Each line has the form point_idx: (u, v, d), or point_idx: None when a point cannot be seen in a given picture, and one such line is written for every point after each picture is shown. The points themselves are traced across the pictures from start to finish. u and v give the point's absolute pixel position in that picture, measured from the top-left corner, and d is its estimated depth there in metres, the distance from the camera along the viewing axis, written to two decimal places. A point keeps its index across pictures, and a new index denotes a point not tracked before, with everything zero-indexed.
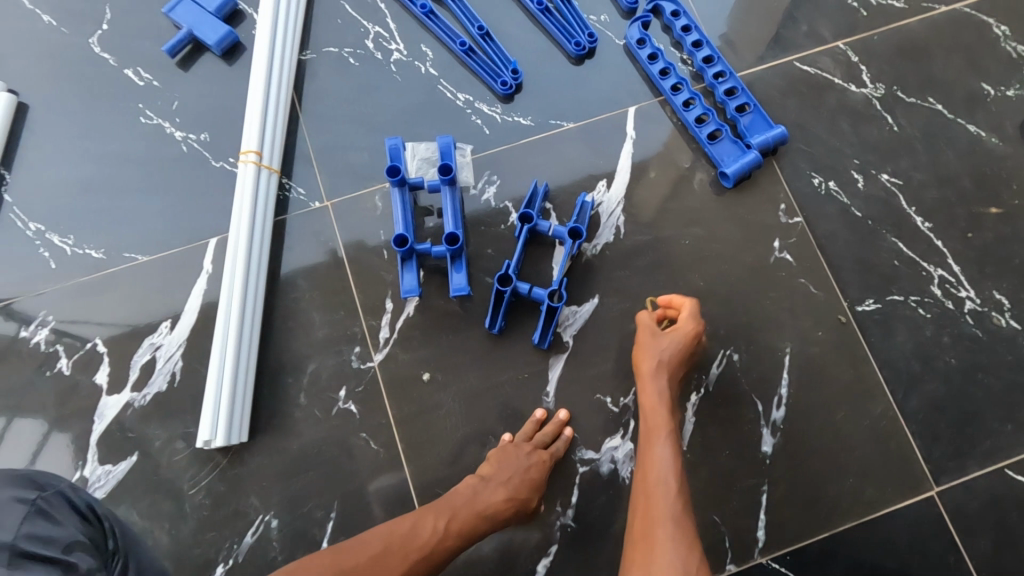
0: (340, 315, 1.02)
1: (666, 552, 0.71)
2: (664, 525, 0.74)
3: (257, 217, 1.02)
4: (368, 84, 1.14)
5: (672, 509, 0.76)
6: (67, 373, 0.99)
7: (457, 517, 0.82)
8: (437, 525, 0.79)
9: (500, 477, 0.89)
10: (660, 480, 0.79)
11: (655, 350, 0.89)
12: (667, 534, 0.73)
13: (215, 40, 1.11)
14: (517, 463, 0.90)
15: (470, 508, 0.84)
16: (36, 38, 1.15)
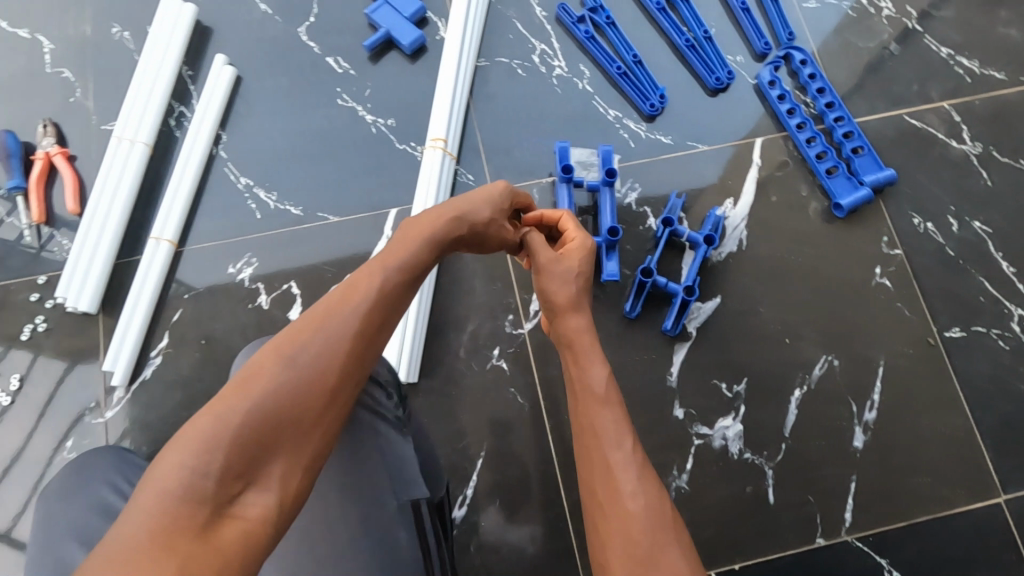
0: (498, 286, 1.19)
1: (620, 445, 0.67)
2: (605, 411, 0.70)
3: (439, 194, 1.20)
4: (533, 93, 1.31)
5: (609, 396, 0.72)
6: (266, 307, 1.17)
7: (421, 233, 0.74)
8: (435, 220, 0.76)
9: (427, 222, 0.76)
10: (597, 364, 0.75)
11: (563, 270, 0.85)
12: (614, 418, 0.69)
13: (409, 42, 1.30)
14: (497, 194, 0.84)
15: (425, 228, 0.75)
16: (253, 22, 1.34)
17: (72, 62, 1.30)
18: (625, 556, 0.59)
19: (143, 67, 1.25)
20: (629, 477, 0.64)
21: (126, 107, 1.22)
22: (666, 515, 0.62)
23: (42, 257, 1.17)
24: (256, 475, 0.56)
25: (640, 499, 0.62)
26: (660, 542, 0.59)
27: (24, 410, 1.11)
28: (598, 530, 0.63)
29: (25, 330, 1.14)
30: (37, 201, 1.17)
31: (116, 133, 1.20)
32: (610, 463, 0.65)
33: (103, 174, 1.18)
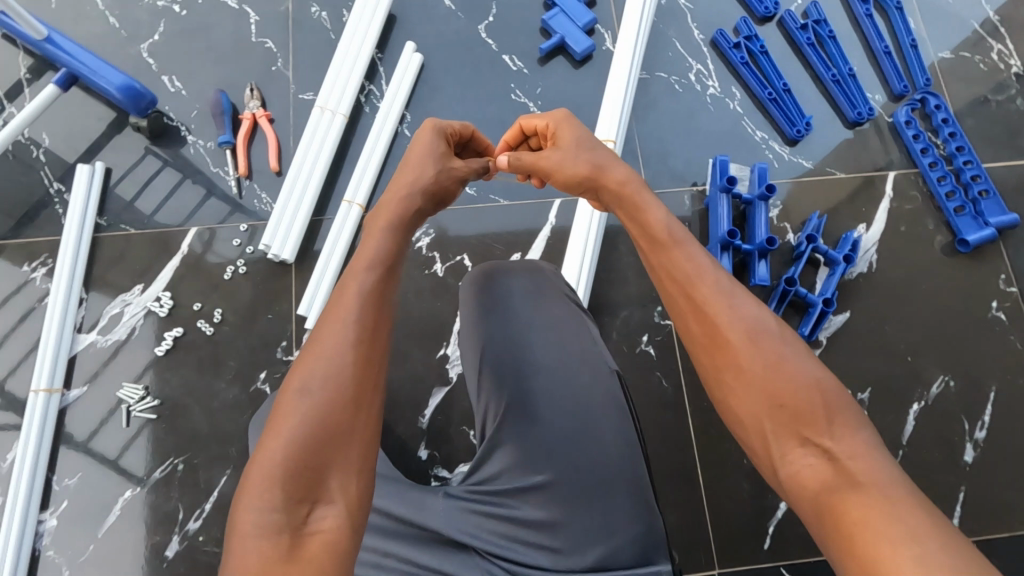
0: (650, 279, 1.30)
1: (712, 285, 0.72)
2: (689, 255, 0.75)
3: None
4: (687, 108, 1.44)
5: (689, 243, 0.76)
6: (441, 275, 1.29)
7: (384, 217, 0.78)
8: (403, 201, 0.80)
9: (388, 206, 0.79)
10: (664, 222, 0.79)
11: (568, 152, 0.90)
12: (698, 262, 0.75)
13: (581, 49, 1.43)
14: (432, 144, 0.87)
15: (376, 223, 0.77)
16: (437, 15, 1.46)
17: (274, 33, 1.42)
18: (743, 379, 0.67)
19: (344, 46, 1.37)
20: (727, 316, 0.70)
21: (328, 80, 1.34)
22: (776, 337, 0.68)
23: (245, 207, 1.30)
24: (319, 493, 0.60)
25: (742, 329, 0.68)
26: (773, 361, 0.66)
27: (223, 343, 1.21)
28: (709, 364, 0.70)
29: (227, 270, 1.25)
30: (243, 157, 1.30)
31: (319, 102, 1.32)
32: (705, 303, 0.71)
33: (307, 138, 1.29)
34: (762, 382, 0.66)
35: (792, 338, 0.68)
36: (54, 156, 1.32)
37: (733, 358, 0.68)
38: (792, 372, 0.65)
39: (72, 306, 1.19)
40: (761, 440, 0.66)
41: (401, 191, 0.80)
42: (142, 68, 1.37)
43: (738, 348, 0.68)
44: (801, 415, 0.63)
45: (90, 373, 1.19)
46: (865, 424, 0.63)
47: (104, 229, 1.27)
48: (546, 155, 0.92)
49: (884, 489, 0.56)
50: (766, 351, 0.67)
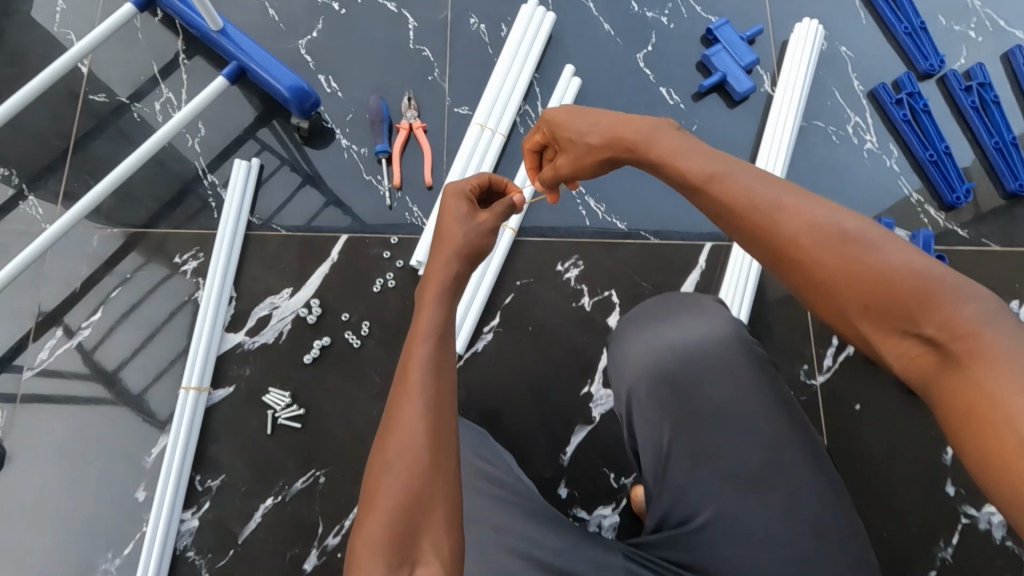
0: (797, 336, 1.28)
1: (771, 207, 0.67)
2: (731, 185, 0.70)
3: None
4: (845, 161, 1.40)
5: (735, 174, 0.70)
6: (588, 309, 1.27)
7: (434, 282, 0.76)
8: (445, 268, 0.79)
9: (436, 274, 0.78)
10: (709, 161, 0.73)
11: (579, 133, 0.87)
12: (747, 187, 0.69)
13: (741, 90, 1.39)
14: (458, 206, 0.85)
15: (432, 289, 0.76)
16: (596, 38, 1.44)
17: (432, 42, 1.40)
18: (828, 287, 0.64)
19: (506, 63, 1.34)
20: (795, 231, 0.65)
21: (488, 96, 1.31)
22: (851, 230, 0.63)
23: (396, 219, 1.28)
24: (417, 552, 0.58)
25: (814, 234, 0.64)
26: (852, 261, 0.62)
27: (369, 357, 1.20)
28: (792, 281, 0.67)
29: (375, 282, 1.24)
30: (398, 169, 1.28)
31: (479, 118, 1.29)
32: (773, 228, 0.66)
33: (466, 154, 1.27)
34: (846, 287, 0.62)
35: (854, 222, 0.63)
36: (207, 146, 1.31)
37: (832, 276, 0.63)
38: (872, 262, 0.61)
39: (223, 304, 1.18)
40: (860, 340, 0.64)
41: (444, 258, 0.79)
42: (300, 65, 1.36)
43: (841, 259, 0.62)
44: (892, 308, 0.60)
45: (237, 374, 1.17)
46: (976, 294, 0.56)
47: (255, 227, 1.26)
48: (569, 137, 0.88)
49: (999, 359, 0.53)
50: (837, 250, 0.63)
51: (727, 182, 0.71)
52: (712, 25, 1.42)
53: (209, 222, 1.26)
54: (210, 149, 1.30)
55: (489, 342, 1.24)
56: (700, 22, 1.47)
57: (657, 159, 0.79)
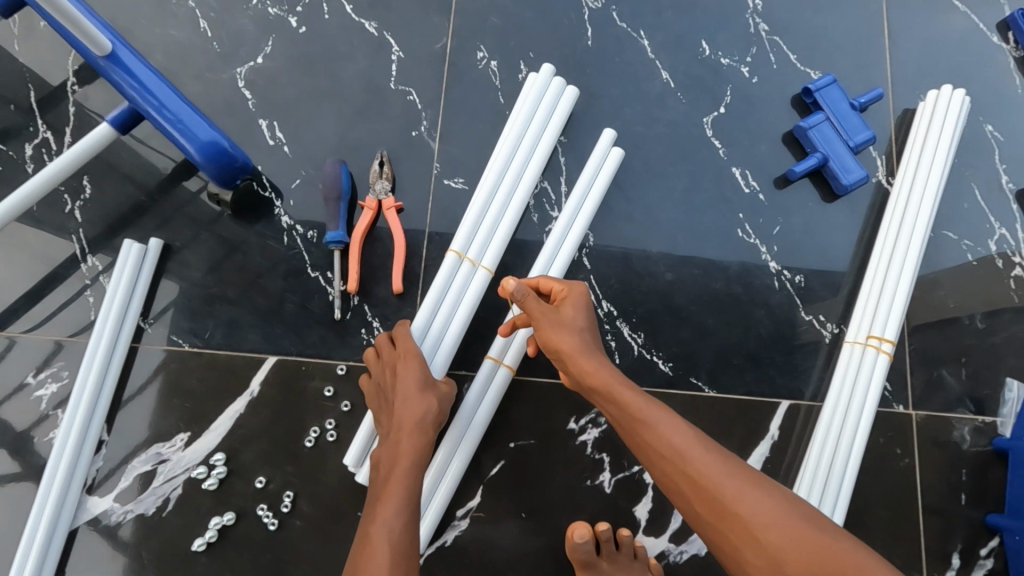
0: (902, 551, 0.90)
1: (694, 452, 0.61)
2: (652, 424, 0.64)
3: (863, 415, 0.86)
4: (984, 292, 1.01)
5: (652, 409, 0.65)
6: (607, 491, 0.89)
7: (404, 454, 0.71)
8: (405, 467, 0.70)
9: (406, 444, 0.72)
10: (628, 389, 0.67)
11: (566, 322, 0.73)
12: (666, 426, 0.63)
13: (848, 180, 0.98)
14: (418, 371, 0.77)
15: (401, 463, 0.70)
16: (648, 93, 1.05)
17: (422, 82, 1.02)
18: (762, 552, 0.54)
19: (502, 162, 0.90)
20: (722, 481, 0.58)
21: (468, 220, 0.87)
22: (772, 492, 0.57)
23: (347, 339, 0.91)
24: None
25: (739, 485, 0.58)
26: (786, 520, 0.55)
27: (288, 546, 0.84)
28: (720, 542, 0.57)
29: (308, 435, 0.87)
30: (354, 268, 0.90)
31: (453, 249, 0.86)
32: (696, 478, 0.59)
33: (428, 308, 0.84)
34: (787, 554, 0.53)
35: (767, 482, 0.58)
36: (93, 214, 0.95)
37: (745, 524, 0.55)
38: (793, 522, 0.54)
39: (84, 456, 0.83)
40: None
41: (410, 430, 0.73)
42: (235, 104, 0.99)
43: (751, 509, 0.56)
44: None
45: (97, 562, 0.82)
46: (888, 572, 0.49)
47: (145, 337, 0.90)
48: (561, 319, 0.73)
49: None
50: (763, 508, 0.56)
51: (636, 405, 0.65)
52: (813, 84, 1.02)
53: (86, 325, 0.91)
54: (97, 220, 0.95)
55: (463, 532, 0.87)
56: (793, 78, 1.07)
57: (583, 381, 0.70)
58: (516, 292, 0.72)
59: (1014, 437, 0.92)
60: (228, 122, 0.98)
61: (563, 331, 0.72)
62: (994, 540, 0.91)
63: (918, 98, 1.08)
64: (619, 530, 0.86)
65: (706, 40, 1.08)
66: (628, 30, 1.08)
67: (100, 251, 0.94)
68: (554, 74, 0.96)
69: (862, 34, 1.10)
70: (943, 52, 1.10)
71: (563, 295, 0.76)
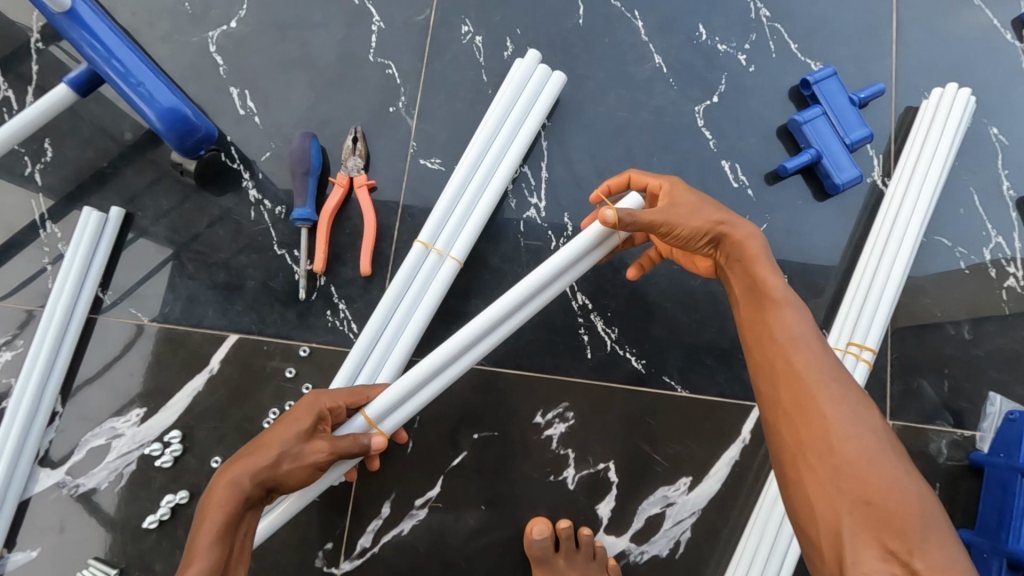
0: None
1: (809, 349, 0.60)
2: (783, 309, 0.63)
3: None
4: (972, 301, 0.97)
5: (791, 301, 0.63)
6: (570, 487, 0.88)
7: (217, 506, 0.59)
8: (211, 522, 0.59)
9: (228, 489, 0.60)
10: (770, 271, 0.66)
11: (706, 198, 0.71)
12: (796, 318, 0.62)
13: (841, 179, 0.94)
14: (296, 421, 0.65)
15: (207, 523, 0.58)
16: (637, 77, 1.01)
17: (402, 54, 0.97)
18: (826, 456, 0.54)
19: (477, 152, 0.86)
20: (824, 383, 0.57)
21: (437, 210, 0.83)
22: (869, 415, 0.56)
23: (311, 321, 0.88)
24: None
25: (841, 400, 0.56)
26: (868, 443, 0.54)
27: None
28: (786, 432, 0.57)
29: (267, 416, 0.86)
30: (320, 248, 0.87)
31: (419, 240, 0.82)
32: (798, 372, 0.58)
33: (387, 305, 0.81)
34: (855, 470, 0.53)
35: (871, 403, 0.57)
36: (54, 179, 0.92)
37: (827, 425, 0.55)
38: (876, 452, 0.53)
39: (36, 427, 0.81)
40: (831, 541, 0.52)
41: (244, 479, 0.61)
42: (206, 70, 0.95)
43: (837, 417, 0.55)
44: (891, 521, 0.50)
45: (47, 534, 0.81)
46: (941, 531, 0.50)
47: (104, 308, 0.88)
48: (690, 206, 0.70)
49: None
50: (855, 425, 0.55)
51: (771, 288, 0.64)
52: (812, 76, 0.97)
53: (44, 294, 0.89)
54: (57, 186, 0.92)
55: (422, 521, 0.86)
56: (791, 68, 1.02)
57: (733, 253, 0.69)
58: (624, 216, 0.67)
59: (991, 452, 0.89)
60: (197, 89, 0.95)
61: (699, 218, 0.69)
62: None
63: (921, 95, 1.03)
64: (579, 529, 0.85)
65: (702, 24, 1.03)
66: (621, 9, 1.03)
67: (60, 218, 0.91)
68: (539, 61, 0.91)
69: (867, 24, 1.05)
70: (951, 47, 1.05)
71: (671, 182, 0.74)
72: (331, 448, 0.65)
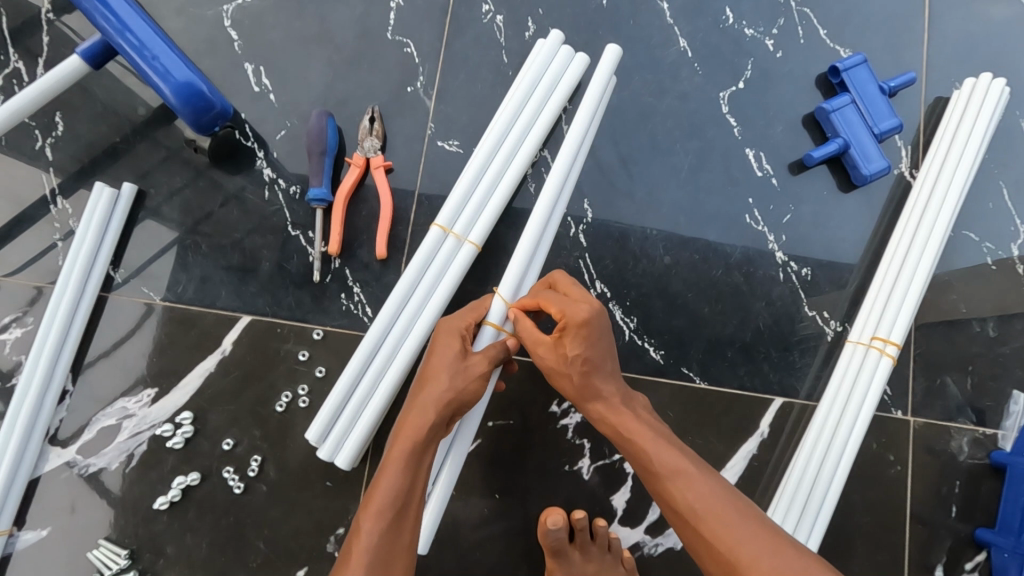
0: (887, 557, 0.88)
1: (716, 512, 0.58)
2: (671, 477, 0.62)
3: (857, 417, 0.82)
4: (999, 298, 0.95)
5: (673, 464, 0.62)
6: (585, 477, 0.87)
7: (400, 439, 0.64)
8: (399, 453, 0.63)
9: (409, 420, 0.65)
10: (644, 436, 0.65)
11: (570, 360, 0.67)
12: (684, 483, 0.61)
13: (869, 170, 0.92)
14: (449, 348, 0.68)
15: (395, 453, 0.63)
16: (662, 61, 0.98)
17: (421, 33, 0.95)
18: None
19: (496, 132, 0.84)
20: (737, 548, 0.56)
21: (456, 192, 0.81)
22: (797, 565, 0.53)
23: (325, 304, 0.87)
24: None
25: (760, 566, 0.54)
26: None
27: (253, 511, 0.82)
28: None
29: (280, 399, 0.85)
30: (335, 230, 0.85)
31: (437, 224, 0.81)
32: (714, 548, 0.57)
33: (405, 286, 0.79)
34: None
35: (784, 547, 0.55)
36: (65, 154, 0.90)
37: None
38: None
39: (46, 405, 0.80)
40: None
41: (419, 407, 0.65)
42: (220, 45, 0.93)
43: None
44: None
45: (58, 512, 0.81)
46: None
47: (115, 286, 0.87)
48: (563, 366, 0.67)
49: None
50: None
51: (647, 459, 0.63)
52: (841, 63, 0.94)
53: (55, 271, 0.88)
54: (68, 161, 0.90)
55: None
56: (819, 55, 1.00)
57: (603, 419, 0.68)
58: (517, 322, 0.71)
59: (1013, 452, 0.88)
60: (211, 64, 0.93)
61: (560, 375, 0.68)
62: (981, 554, 0.89)
63: (953, 85, 1.00)
64: (594, 519, 0.84)
65: (730, 7, 1.00)
66: None
67: (71, 194, 0.89)
68: (562, 41, 0.89)
69: (899, 10, 1.02)
70: (986, 36, 1.02)
71: (568, 327, 0.66)
72: (489, 360, 0.69)
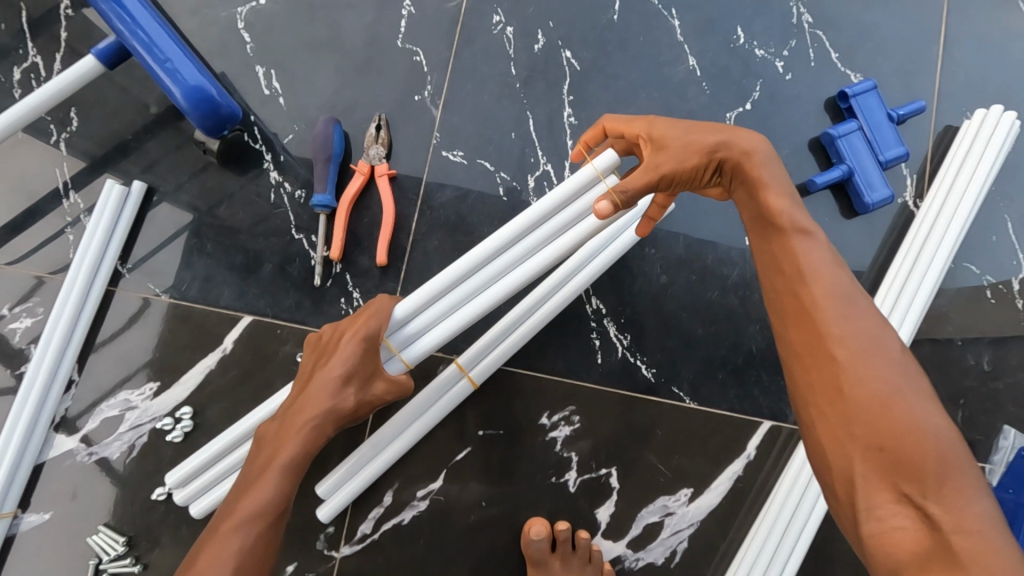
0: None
1: (828, 281, 0.56)
2: (795, 244, 0.58)
3: None
4: (996, 332, 0.95)
5: (799, 230, 0.59)
6: (571, 489, 0.88)
7: (286, 452, 0.61)
8: (272, 479, 0.60)
9: (293, 435, 0.62)
10: (781, 200, 0.60)
11: (687, 128, 0.63)
12: (807, 254, 0.58)
13: (872, 198, 0.92)
14: (341, 364, 0.62)
15: (274, 464, 0.61)
16: (669, 79, 0.98)
17: (430, 42, 0.96)
18: (839, 401, 0.52)
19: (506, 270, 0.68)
20: (832, 318, 0.54)
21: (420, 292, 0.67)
22: (889, 352, 0.52)
23: (324, 308, 0.89)
24: None
25: (853, 334, 0.53)
26: (884, 390, 0.50)
27: None
28: (800, 377, 0.55)
29: None
30: (337, 236, 0.87)
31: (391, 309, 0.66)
32: (810, 309, 0.55)
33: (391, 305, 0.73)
34: (865, 415, 0.50)
35: (894, 332, 0.54)
36: (79, 149, 0.92)
37: (838, 363, 0.52)
38: (888, 388, 0.50)
39: (53, 395, 0.83)
40: (845, 486, 0.50)
41: (304, 423, 0.62)
42: (234, 48, 0.95)
43: (847, 348, 0.53)
44: (905, 465, 0.47)
45: (61, 497, 0.84)
46: (962, 478, 0.46)
47: (121, 281, 0.89)
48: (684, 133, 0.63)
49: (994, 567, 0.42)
50: (866, 372, 0.51)
51: (776, 212, 0.60)
52: (850, 89, 0.94)
53: (63, 263, 0.90)
54: (81, 156, 0.92)
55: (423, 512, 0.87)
56: (830, 79, 0.99)
57: (738, 169, 0.63)
58: (623, 195, 0.60)
59: (998, 486, 0.88)
60: (223, 66, 0.94)
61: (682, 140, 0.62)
62: None
63: (964, 114, 0.99)
64: (577, 531, 0.86)
65: (741, 27, 1.00)
66: (658, 7, 1.00)
67: (82, 187, 0.92)
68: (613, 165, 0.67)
69: (915, 36, 1.01)
70: (1002, 65, 1.00)
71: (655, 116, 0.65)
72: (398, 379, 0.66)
